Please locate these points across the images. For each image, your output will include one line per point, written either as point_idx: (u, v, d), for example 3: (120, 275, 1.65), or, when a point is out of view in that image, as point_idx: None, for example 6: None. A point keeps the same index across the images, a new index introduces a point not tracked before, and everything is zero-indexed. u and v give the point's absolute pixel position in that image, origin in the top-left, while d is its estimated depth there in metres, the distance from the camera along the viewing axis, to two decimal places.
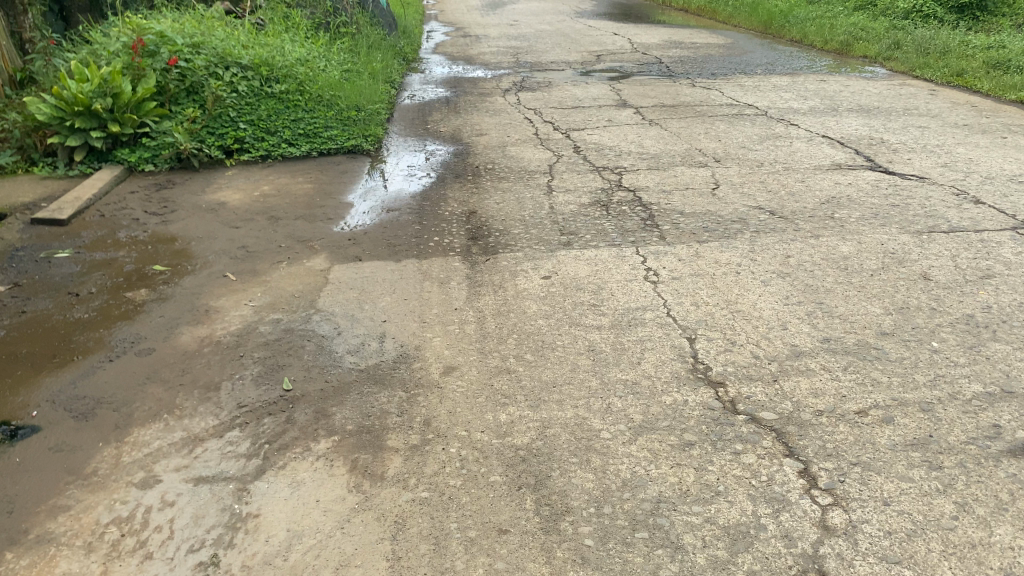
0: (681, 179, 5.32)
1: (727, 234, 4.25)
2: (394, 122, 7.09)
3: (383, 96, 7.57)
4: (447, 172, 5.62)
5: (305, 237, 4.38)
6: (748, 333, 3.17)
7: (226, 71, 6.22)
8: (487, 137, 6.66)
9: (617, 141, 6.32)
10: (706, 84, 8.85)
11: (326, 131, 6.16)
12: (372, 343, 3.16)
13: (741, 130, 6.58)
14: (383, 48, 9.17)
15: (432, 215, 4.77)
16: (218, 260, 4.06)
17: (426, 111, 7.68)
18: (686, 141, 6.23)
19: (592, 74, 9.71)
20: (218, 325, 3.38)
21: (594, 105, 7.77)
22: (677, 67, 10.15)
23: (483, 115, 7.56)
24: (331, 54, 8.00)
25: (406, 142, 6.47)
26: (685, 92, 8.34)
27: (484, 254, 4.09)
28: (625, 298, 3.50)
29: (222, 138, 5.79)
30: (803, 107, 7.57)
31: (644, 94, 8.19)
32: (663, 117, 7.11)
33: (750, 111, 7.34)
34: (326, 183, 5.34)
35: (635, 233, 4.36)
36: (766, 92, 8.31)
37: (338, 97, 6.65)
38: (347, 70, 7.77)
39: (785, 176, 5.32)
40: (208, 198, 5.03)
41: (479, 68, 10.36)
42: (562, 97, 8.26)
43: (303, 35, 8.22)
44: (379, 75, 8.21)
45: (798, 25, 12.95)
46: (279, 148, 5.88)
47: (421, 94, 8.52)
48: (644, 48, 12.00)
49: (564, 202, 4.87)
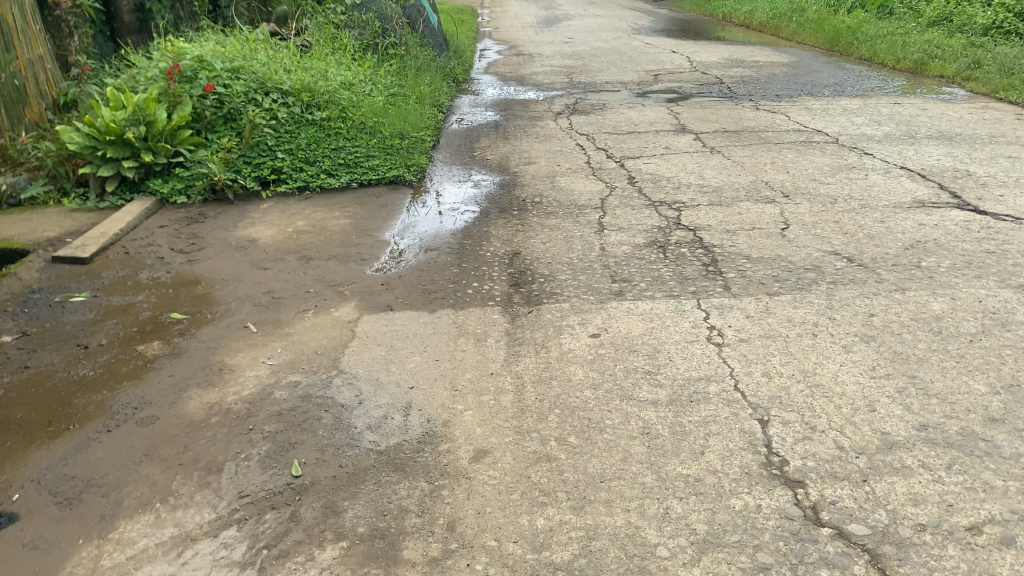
0: (747, 216, 4.87)
1: (801, 286, 3.80)
2: (440, 149, 6.77)
3: (429, 121, 7.27)
4: (493, 208, 5.27)
5: (336, 282, 4.05)
6: (830, 416, 2.72)
7: (266, 98, 5.98)
8: (536, 166, 6.29)
9: (675, 172, 5.90)
10: (770, 107, 8.38)
11: (368, 161, 5.87)
12: (396, 416, 2.79)
13: (810, 160, 6.10)
14: (432, 69, 8.92)
15: (474, 254, 4.41)
16: (239, 307, 3.75)
17: (473, 137, 7.35)
18: (751, 173, 5.78)
19: (649, 96, 9.32)
20: (230, 386, 3.05)
21: (651, 131, 7.36)
22: (739, 88, 9.68)
23: (533, 140, 7.19)
24: (377, 78, 7.74)
25: (450, 172, 6.14)
26: (748, 117, 7.87)
27: (528, 303, 3.70)
28: (687, 364, 3.07)
29: (259, 167, 5.52)
30: (877, 133, 7.05)
31: (704, 119, 7.75)
32: (725, 145, 6.67)
33: (820, 139, 6.84)
34: (364, 218, 5.02)
35: (697, 280, 3.93)
36: (836, 117, 7.79)
37: (382, 124, 6.37)
38: (394, 94, 7.49)
39: (862, 215, 4.84)
40: (238, 234, 4.74)
41: (531, 89, 10.04)
42: (617, 122, 7.86)
43: (349, 58, 7.98)
44: (426, 99, 7.93)
45: (867, 42, 12.35)
46: (318, 179, 5.57)
47: (470, 118, 8.21)
48: (704, 68, 11.55)
49: (617, 244, 4.47)
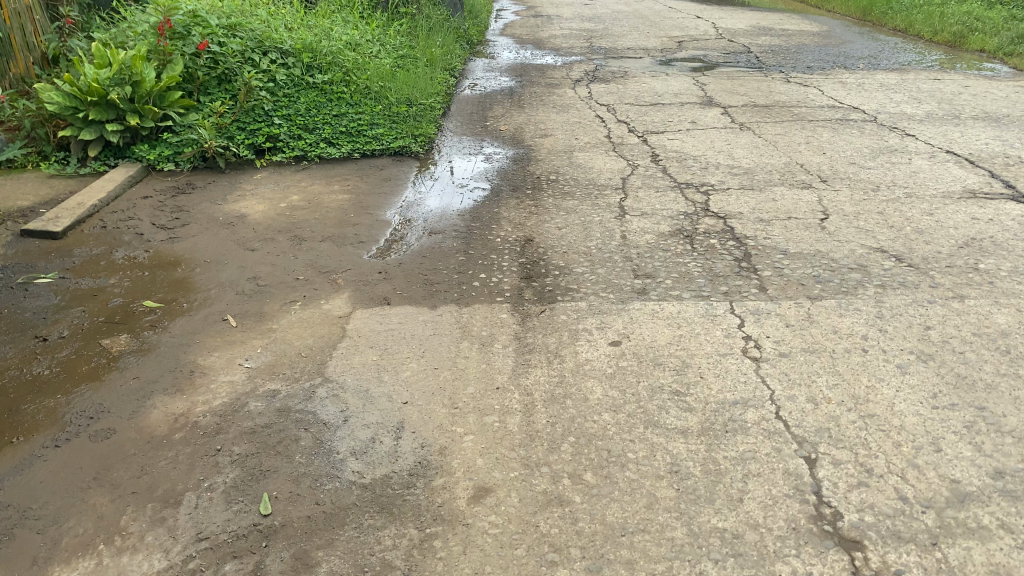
0: (782, 203, 4.46)
1: (846, 288, 3.40)
2: (450, 117, 6.35)
3: (439, 86, 6.83)
4: (505, 186, 4.87)
5: (328, 267, 3.66)
6: (889, 455, 2.34)
7: (263, 58, 5.55)
8: (552, 138, 5.86)
9: (702, 150, 5.47)
10: (802, 79, 7.89)
11: (372, 129, 5.45)
12: (385, 440, 2.42)
13: (849, 141, 5.66)
14: (444, 29, 8.43)
15: (482, 239, 4.02)
16: (220, 296, 3.37)
17: (486, 105, 6.91)
18: (785, 153, 5.35)
19: (673, 64, 8.82)
20: (200, 395, 2.68)
21: (676, 102, 6.91)
22: (769, 58, 9.17)
23: (550, 110, 6.75)
24: (385, 38, 7.28)
25: (460, 143, 5.73)
26: (779, 89, 7.39)
27: (541, 301, 3.32)
28: (720, 383, 2.69)
29: (253, 134, 5.11)
30: (919, 111, 6.58)
31: (732, 91, 7.28)
32: (756, 120, 6.21)
33: (857, 117, 6.38)
34: (364, 194, 4.63)
35: (730, 277, 3.53)
36: (873, 92, 7.31)
37: (387, 90, 5.94)
38: (402, 56, 7.05)
39: (909, 205, 4.41)
40: (226, 208, 4.36)
41: (549, 53, 9.54)
42: (639, 91, 7.39)
43: (356, 16, 7.51)
44: (437, 62, 7.47)
45: (903, 11, 11.76)
46: (317, 148, 5.17)
47: (483, 83, 7.76)
48: (730, 34, 11.00)
49: (640, 232, 4.07)
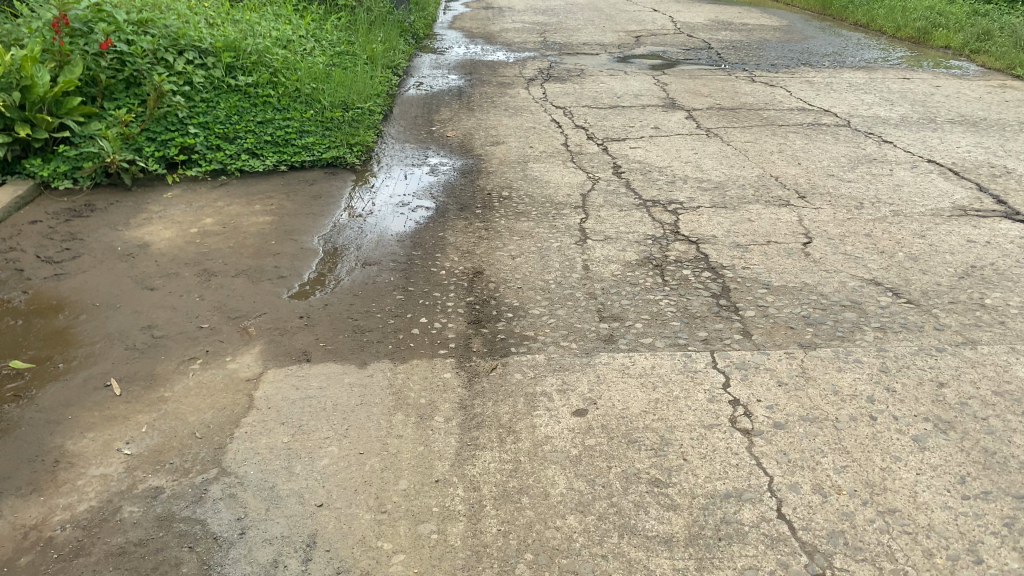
0: (759, 224, 4.03)
1: (840, 331, 2.96)
2: (391, 122, 5.80)
3: (380, 87, 6.27)
4: (452, 205, 4.37)
5: (241, 311, 3.12)
6: (919, 569, 1.90)
7: (178, 58, 4.94)
8: (504, 147, 5.37)
9: (668, 160, 5.03)
10: (767, 79, 7.51)
11: (301, 138, 4.89)
12: (291, 565, 1.90)
13: (824, 150, 5.26)
14: (387, 25, 7.87)
15: (424, 271, 3.51)
16: (105, 351, 2.82)
17: (432, 107, 6.38)
18: (757, 164, 4.93)
19: (632, 61, 8.39)
20: (61, 494, 2.15)
21: (637, 105, 6.46)
22: (731, 55, 8.78)
23: (502, 114, 6.24)
24: (321, 35, 6.69)
25: (402, 153, 5.19)
26: (745, 90, 6.98)
27: (491, 353, 2.82)
28: (705, 466, 2.23)
29: (165, 146, 4.52)
30: (893, 115, 6.21)
31: (696, 92, 6.86)
32: (723, 126, 5.79)
33: (829, 121, 6.00)
34: (290, 214, 4.08)
35: (708, 318, 3.07)
36: (843, 93, 6.94)
37: (320, 92, 5.38)
38: (339, 54, 6.47)
39: (897, 225, 4.01)
40: (128, 236, 3.78)
41: (501, 49, 9.03)
42: (597, 92, 6.92)
43: (290, 10, 6.90)
44: (378, 60, 6.91)
45: (863, 6, 11.49)
46: (239, 161, 4.60)
47: (430, 83, 7.21)
48: (689, 29, 10.61)
49: (603, 262, 3.60)
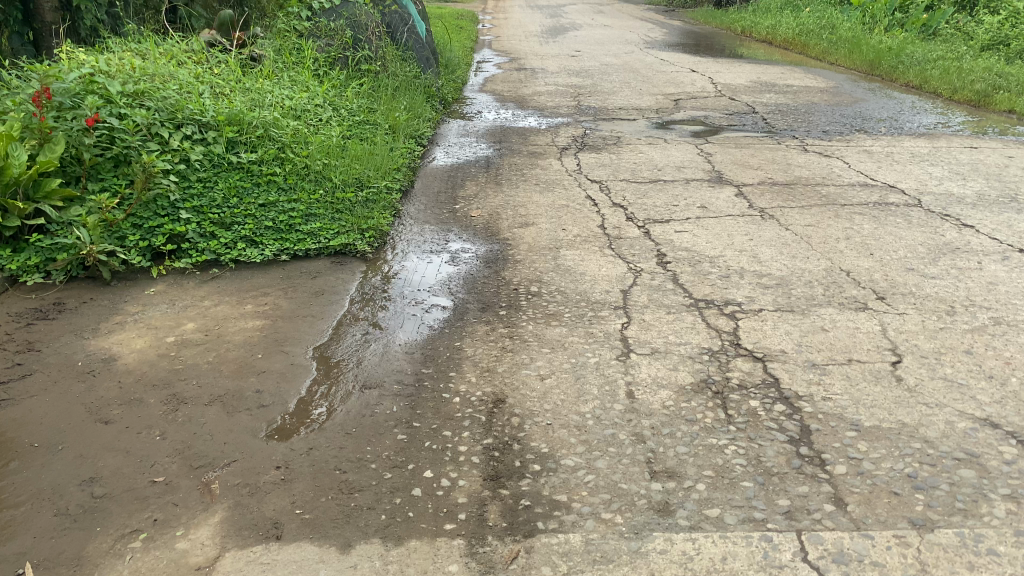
0: (835, 335, 3.39)
1: (959, 502, 2.32)
2: (410, 198, 5.28)
3: (401, 159, 5.77)
4: (472, 302, 3.75)
5: (207, 458, 2.55)
6: None
7: (175, 133, 4.47)
8: (535, 230, 4.81)
9: (719, 247, 4.43)
10: (821, 148, 6.93)
11: (307, 223, 4.37)
12: None
13: (897, 236, 4.63)
14: (412, 90, 7.44)
15: (433, 398, 2.90)
16: (28, 520, 2.25)
17: (457, 180, 5.85)
18: (823, 254, 4.31)
19: (672, 128, 7.87)
20: None
21: (681, 178, 5.89)
22: (778, 120, 8.24)
23: (531, 188, 5.71)
24: (339, 102, 6.24)
25: (422, 235, 4.65)
26: (798, 161, 6.40)
27: (511, 531, 2.19)
28: None
29: (153, 234, 4.02)
30: (968, 192, 5.57)
31: (744, 163, 6.28)
32: (778, 204, 5.19)
33: (897, 200, 5.37)
34: (285, 319, 3.52)
35: (788, 478, 2.43)
36: (906, 165, 6.32)
37: (332, 169, 4.87)
38: (357, 125, 6.00)
39: (1001, 338, 3.37)
40: (94, 347, 3.25)
41: (532, 114, 8.57)
42: (635, 163, 6.38)
43: (308, 75, 6.47)
44: (400, 129, 6.42)
45: (915, 66, 10.92)
46: (234, 250, 4.08)
47: (457, 153, 6.72)
48: (731, 91, 10.11)
49: (651, 385, 2.98)
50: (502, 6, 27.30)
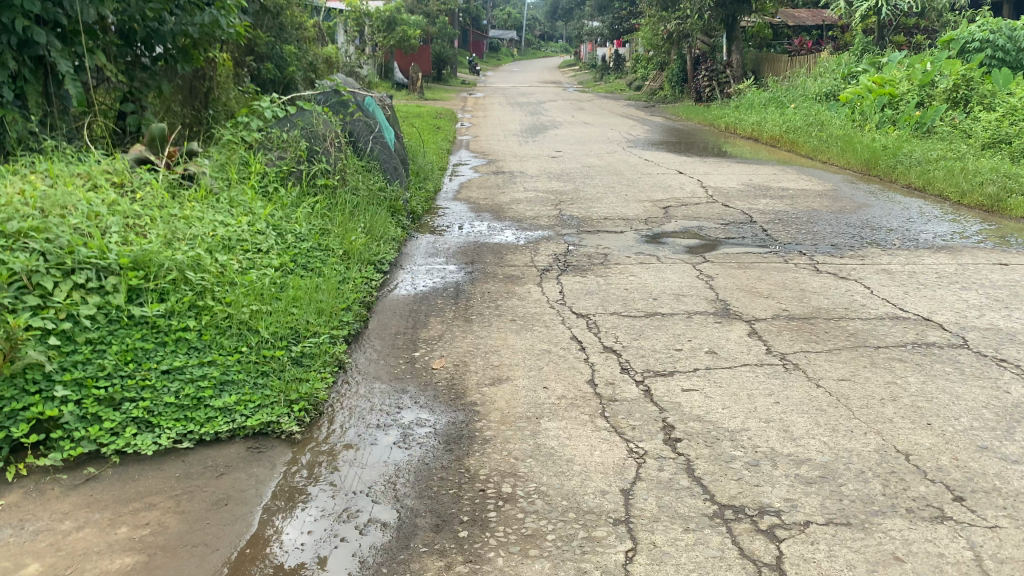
0: (914, 569, 2.49)
1: None
2: (360, 346, 4.40)
3: (352, 295, 4.92)
4: (422, 512, 2.83)
5: None
6: None
7: (63, 283, 3.60)
8: (510, 386, 3.93)
9: (739, 415, 3.56)
10: (834, 267, 6.17)
11: (220, 396, 3.47)
12: None
13: (952, 394, 3.79)
14: (374, 206, 6.68)
15: None
16: None
17: (420, 315, 5.00)
18: (869, 426, 3.45)
19: (665, 242, 7.13)
20: None
21: (681, 309, 5.08)
22: (779, 231, 7.53)
23: (506, 323, 4.85)
24: (285, 227, 5.43)
25: (370, 400, 3.76)
26: (812, 285, 5.61)
27: None
28: None
29: (14, 420, 3.10)
30: (1017, 327, 4.77)
31: (752, 289, 5.49)
32: (801, 349, 4.36)
33: (938, 339, 4.56)
34: (167, 554, 2.59)
35: None
36: (936, 290, 5.55)
37: (261, 318, 4.01)
38: (303, 254, 5.17)
39: None
40: None
41: (510, 226, 7.82)
42: (626, 289, 5.57)
43: (251, 196, 5.69)
44: (355, 255, 5.60)
45: (915, 167, 10.37)
46: (120, 438, 3.17)
47: (425, 278, 5.89)
48: (724, 196, 9.46)
49: None
50: (482, 102, 27.10)
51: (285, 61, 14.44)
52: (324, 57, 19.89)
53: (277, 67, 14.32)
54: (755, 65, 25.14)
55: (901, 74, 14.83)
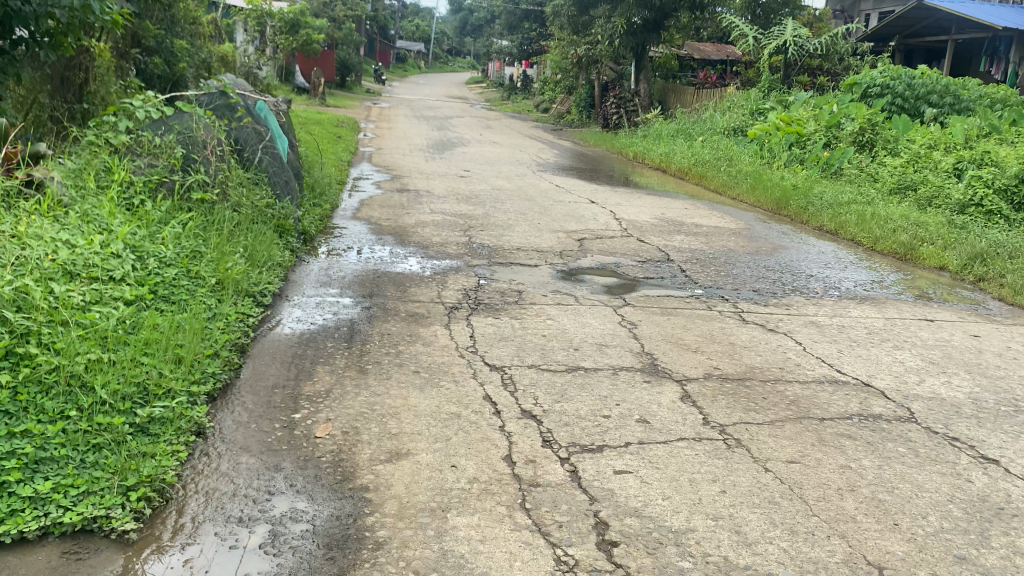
0: None
1: None
2: (227, 406, 3.67)
3: (222, 337, 4.16)
4: None
5: None
6: None
7: None
8: (411, 461, 3.27)
9: (682, 509, 3.01)
10: (761, 317, 5.78)
11: (31, 479, 2.67)
12: None
13: (913, 483, 3.35)
14: (258, 226, 5.91)
15: None
16: None
17: (304, 363, 4.29)
18: (833, 527, 2.95)
19: (581, 280, 6.62)
20: None
21: (605, 362, 4.53)
22: (699, 272, 7.14)
23: (407, 375, 4.18)
24: (146, 250, 4.62)
25: (234, 481, 3.04)
26: (742, 339, 5.16)
27: None
28: None
29: None
30: (961, 397, 4.42)
31: (681, 340, 5.01)
32: (741, 419, 3.86)
33: (883, 409, 4.15)
34: None
35: None
36: (870, 348, 5.20)
37: (99, 368, 3.23)
38: (166, 284, 4.39)
39: None
40: None
41: (414, 253, 7.15)
42: (543, 335, 4.98)
43: (108, 210, 4.85)
44: (230, 286, 4.82)
45: (826, 209, 10.27)
46: None
47: (314, 314, 5.16)
48: (639, 230, 9.08)
49: None
50: (386, 114, 26.25)
51: (175, 56, 13.35)
52: (220, 56, 18.69)
53: (165, 62, 13.21)
54: (662, 95, 25.24)
55: (807, 114, 14.94)
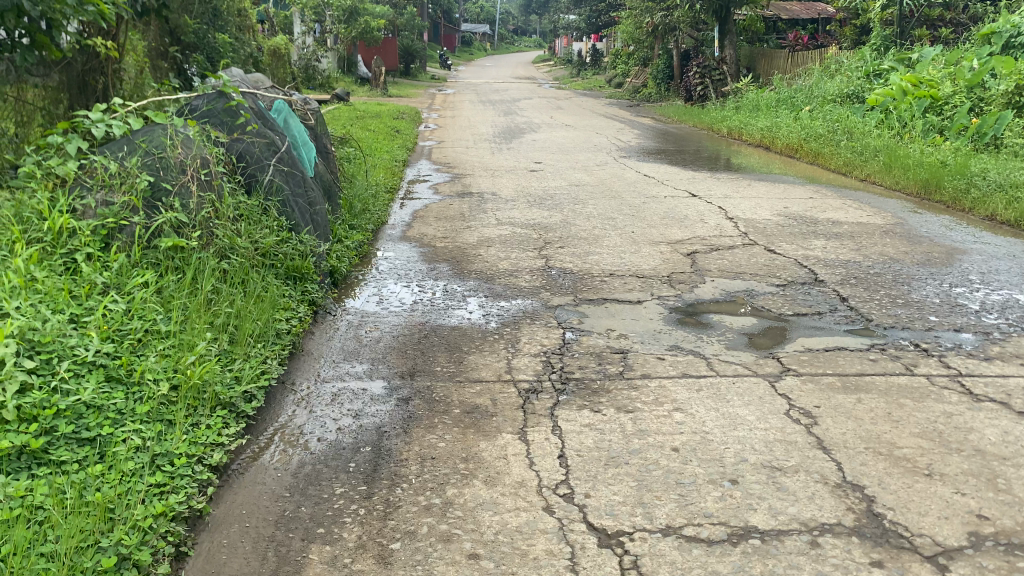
0: None
1: None
2: None
3: (152, 508, 2.49)
4: None
5: None
6: None
7: None
8: None
9: None
10: (992, 384, 3.87)
11: None
12: None
13: None
14: (255, 282, 4.26)
15: None
16: None
17: (289, 543, 2.58)
18: None
19: (708, 323, 4.80)
20: None
21: (791, 513, 2.73)
22: (865, 300, 5.23)
23: (457, 568, 2.45)
24: (56, 352, 3.00)
25: None
26: (989, 440, 3.27)
27: None
28: None
29: None
30: None
31: (894, 451, 3.17)
32: None
33: None
34: None
35: None
36: None
37: None
38: (74, 419, 2.76)
39: None
40: None
41: (476, 289, 5.44)
42: (673, 448, 3.20)
43: (7, 295, 3.25)
44: (195, 390, 3.18)
45: (997, 193, 8.14)
46: None
47: (326, 420, 3.46)
48: (761, 234, 7.18)
49: None
50: (451, 100, 24.59)
51: (217, 52, 11.80)
52: (271, 49, 17.24)
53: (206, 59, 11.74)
54: (749, 61, 22.76)
55: (939, 73, 12.61)
